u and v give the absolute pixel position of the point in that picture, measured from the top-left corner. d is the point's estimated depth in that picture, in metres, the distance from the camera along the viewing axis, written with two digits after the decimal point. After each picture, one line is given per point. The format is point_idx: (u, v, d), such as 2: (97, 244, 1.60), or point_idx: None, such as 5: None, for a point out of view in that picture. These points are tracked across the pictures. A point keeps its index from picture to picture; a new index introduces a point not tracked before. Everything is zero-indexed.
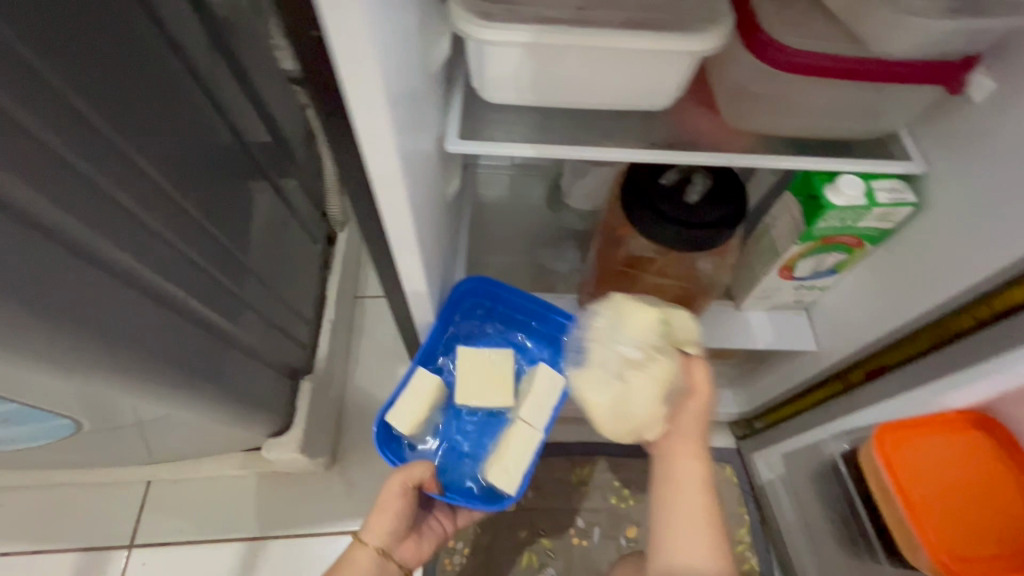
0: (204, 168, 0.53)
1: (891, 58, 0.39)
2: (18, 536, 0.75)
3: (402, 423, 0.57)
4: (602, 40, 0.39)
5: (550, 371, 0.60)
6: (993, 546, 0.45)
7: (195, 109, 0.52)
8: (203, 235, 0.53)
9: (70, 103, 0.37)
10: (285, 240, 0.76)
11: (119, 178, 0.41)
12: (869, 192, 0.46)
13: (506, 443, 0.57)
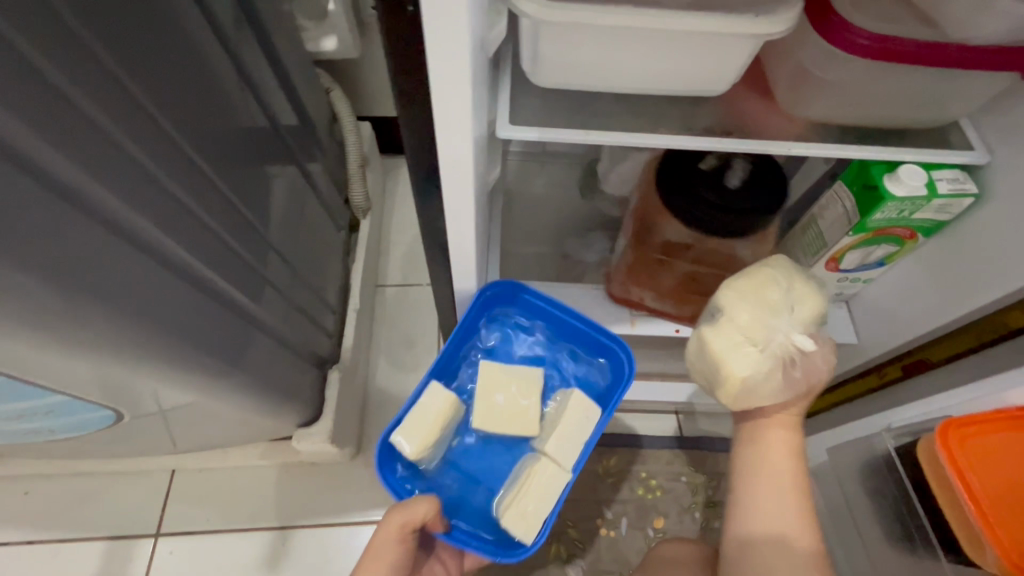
0: (224, 148, 0.52)
1: (967, 44, 0.37)
2: (44, 524, 0.74)
3: (409, 444, 0.54)
4: (666, 22, 0.37)
5: (582, 401, 0.57)
6: None
7: (214, 86, 0.51)
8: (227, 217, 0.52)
9: (79, 76, 0.35)
10: (309, 227, 0.75)
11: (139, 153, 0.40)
12: (929, 182, 0.45)
13: (530, 480, 0.55)
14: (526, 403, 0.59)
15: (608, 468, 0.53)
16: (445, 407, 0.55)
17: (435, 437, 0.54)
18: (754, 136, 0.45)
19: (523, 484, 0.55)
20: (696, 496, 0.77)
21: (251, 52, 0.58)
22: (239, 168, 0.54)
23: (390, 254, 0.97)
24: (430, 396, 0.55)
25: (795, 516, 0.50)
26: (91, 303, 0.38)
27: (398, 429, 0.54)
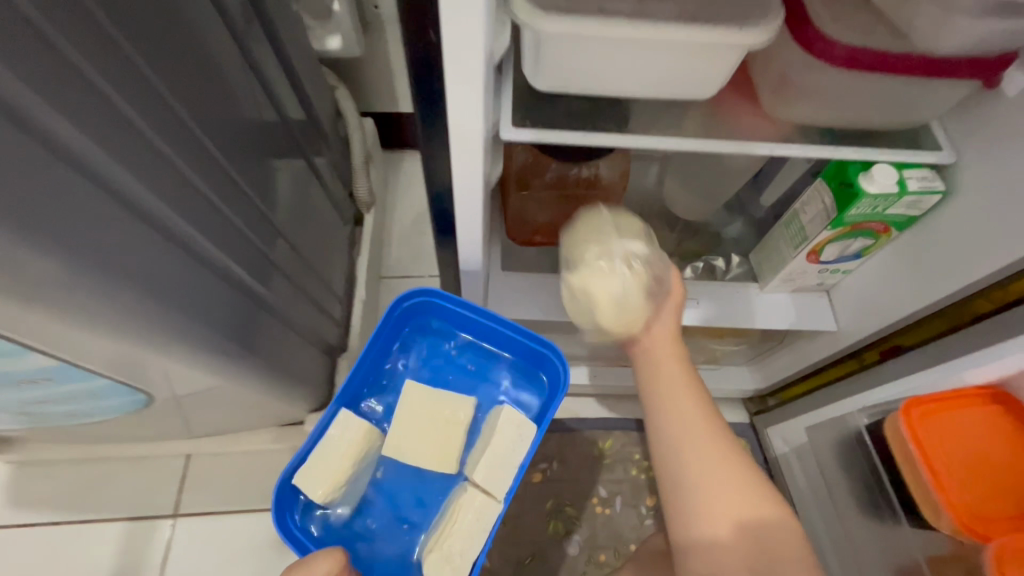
0: (232, 145, 0.54)
1: (932, 54, 0.41)
2: (65, 507, 0.78)
3: (309, 485, 0.53)
4: (657, 32, 0.40)
5: (511, 426, 0.54)
6: (1010, 508, 0.46)
7: (224, 85, 0.53)
8: (235, 205, 0.55)
9: (96, 85, 0.37)
10: (314, 218, 0.77)
11: (149, 150, 0.42)
12: (900, 181, 0.49)
13: (457, 515, 0.52)
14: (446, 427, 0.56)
15: (528, 505, 0.49)
16: (348, 438, 0.54)
17: (344, 471, 0.53)
18: (741, 136, 0.49)
19: (448, 522, 0.52)
20: None
21: (262, 53, 0.61)
22: (248, 161, 0.57)
23: (392, 247, 1.00)
24: (335, 429, 0.54)
25: (703, 425, 0.50)
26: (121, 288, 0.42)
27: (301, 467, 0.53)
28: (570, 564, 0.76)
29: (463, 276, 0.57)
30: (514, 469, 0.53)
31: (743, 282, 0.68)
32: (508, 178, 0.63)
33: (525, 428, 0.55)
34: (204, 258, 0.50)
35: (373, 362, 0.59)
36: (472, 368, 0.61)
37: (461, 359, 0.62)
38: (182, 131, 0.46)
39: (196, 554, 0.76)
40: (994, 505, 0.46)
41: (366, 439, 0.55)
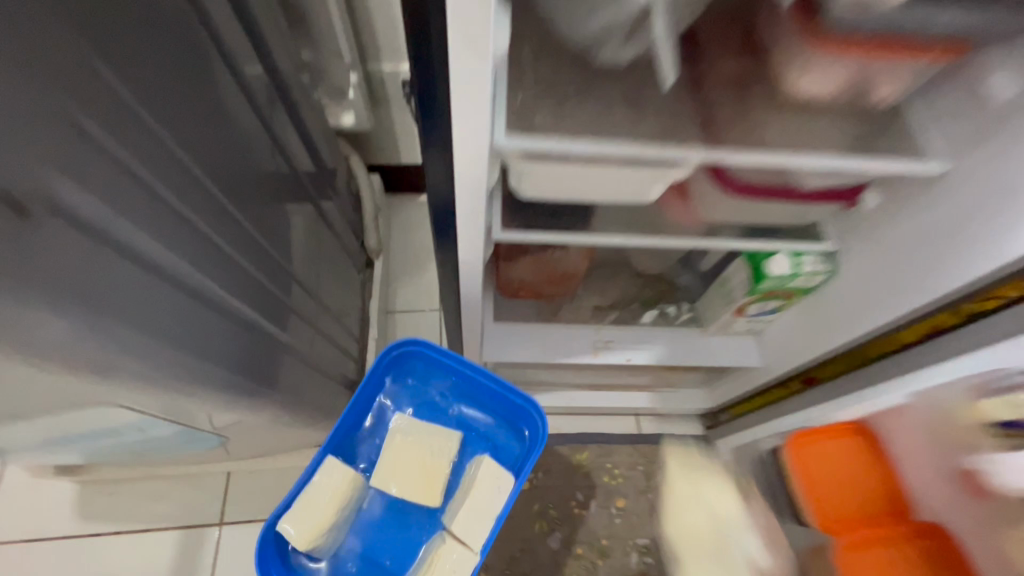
0: (272, 228, 0.68)
1: (803, 185, 0.56)
2: (126, 518, 0.92)
3: (295, 532, 0.60)
4: (605, 174, 0.55)
5: (484, 480, 0.66)
6: (866, 508, 0.66)
7: (264, 176, 0.66)
8: (271, 264, 0.67)
9: (202, 230, 0.50)
10: (327, 261, 0.90)
11: (230, 253, 0.55)
12: (797, 264, 0.64)
13: (437, 561, 0.64)
14: (430, 467, 0.68)
15: (496, 559, 0.60)
16: (334, 486, 0.63)
17: (330, 515, 0.62)
18: (675, 234, 0.65)
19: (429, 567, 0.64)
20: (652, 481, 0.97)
21: (285, 133, 0.74)
22: (282, 238, 0.71)
23: (396, 284, 1.15)
24: (322, 477, 0.63)
25: None
26: (215, 368, 0.55)
27: (289, 512, 0.61)
28: (554, 559, 0.91)
29: (465, 310, 0.73)
30: (488, 522, 0.64)
31: (690, 327, 0.84)
32: (498, 252, 0.74)
33: (499, 480, 0.66)
34: (262, 329, 0.65)
35: (361, 406, 0.71)
36: (453, 411, 0.74)
37: (442, 403, 0.75)
38: (245, 234, 0.60)
39: (241, 555, 0.91)
40: (853, 510, 0.66)
41: (350, 487, 0.64)
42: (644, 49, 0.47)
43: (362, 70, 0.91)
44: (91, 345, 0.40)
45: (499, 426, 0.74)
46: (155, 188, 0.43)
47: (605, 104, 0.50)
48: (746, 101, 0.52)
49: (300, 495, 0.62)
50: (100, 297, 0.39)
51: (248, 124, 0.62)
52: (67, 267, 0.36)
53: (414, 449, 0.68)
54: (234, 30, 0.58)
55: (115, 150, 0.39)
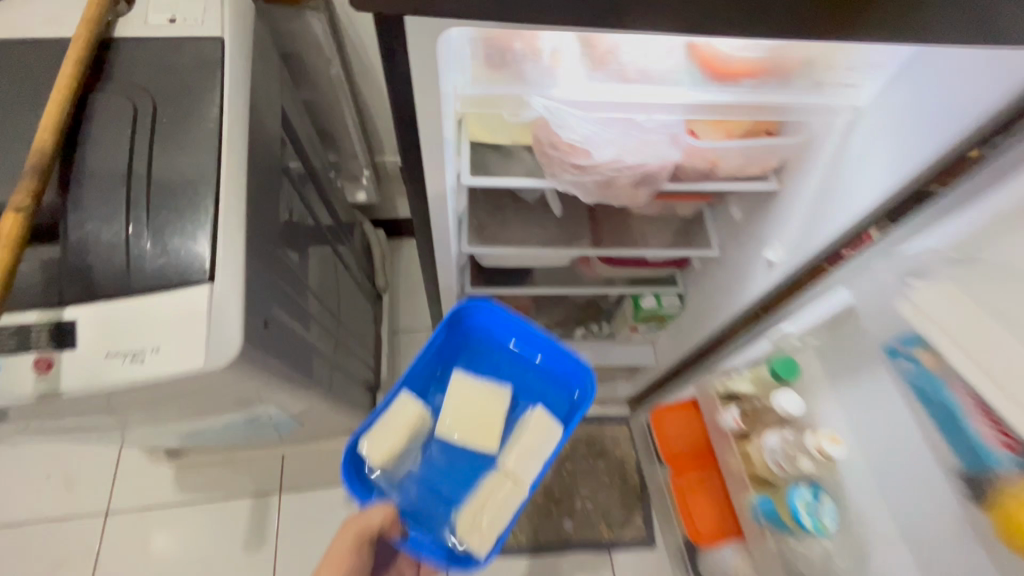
0: (327, 288, 1.01)
1: (649, 258, 0.93)
2: (212, 490, 1.26)
3: (371, 452, 0.69)
4: (527, 258, 0.90)
5: (540, 426, 0.72)
6: (695, 459, 0.89)
7: (320, 258, 0.98)
8: (330, 314, 0.99)
9: (309, 309, 0.82)
10: (356, 301, 1.23)
11: (316, 318, 0.87)
12: (658, 300, 1.01)
13: (492, 491, 0.70)
14: (489, 413, 0.74)
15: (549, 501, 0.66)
16: (404, 419, 0.70)
17: (398, 444, 0.69)
18: (582, 285, 1.01)
19: (484, 498, 0.70)
20: (592, 448, 1.33)
21: (324, 219, 1.04)
22: (332, 293, 1.04)
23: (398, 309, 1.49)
24: (392, 411, 0.70)
25: None
26: (315, 393, 0.88)
27: (366, 435, 0.69)
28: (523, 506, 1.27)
29: None
30: (541, 463, 0.71)
31: (607, 338, 1.20)
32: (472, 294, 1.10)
33: (555, 429, 0.72)
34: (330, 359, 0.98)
35: (431, 357, 0.77)
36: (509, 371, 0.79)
37: (502, 362, 0.79)
38: (317, 300, 0.92)
39: (297, 513, 1.26)
40: (690, 462, 0.89)
41: (415, 422, 0.71)
42: (544, 194, 0.85)
43: (371, 162, 1.23)
44: (284, 393, 0.72)
45: (557, 390, 0.78)
46: (298, 298, 0.75)
47: (527, 225, 0.86)
48: (613, 214, 0.88)
49: (374, 424, 0.70)
50: (295, 363, 0.72)
51: (313, 229, 0.94)
52: (288, 350, 0.69)
53: (473, 397, 0.74)
54: (301, 171, 0.90)
55: (288, 284, 0.71)
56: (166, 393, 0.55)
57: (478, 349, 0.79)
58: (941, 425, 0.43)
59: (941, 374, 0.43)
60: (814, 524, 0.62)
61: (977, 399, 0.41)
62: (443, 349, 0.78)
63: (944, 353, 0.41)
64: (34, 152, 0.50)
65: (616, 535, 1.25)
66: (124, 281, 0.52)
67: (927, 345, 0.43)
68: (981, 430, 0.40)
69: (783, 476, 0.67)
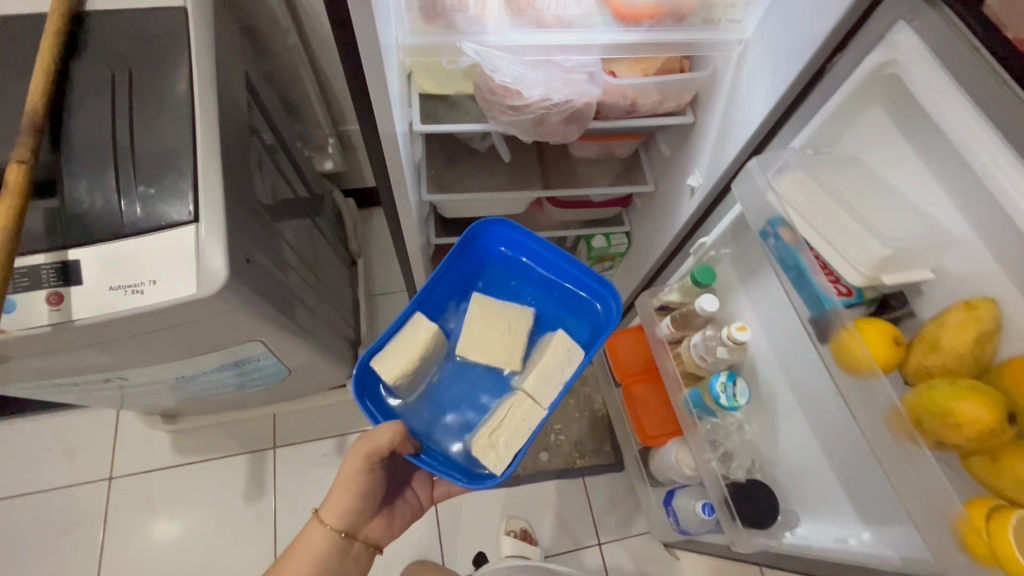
0: (303, 247, 1.08)
1: (595, 199, 1.02)
2: (209, 449, 1.35)
3: (386, 368, 0.77)
4: (484, 205, 1.00)
5: (559, 350, 0.79)
6: (642, 377, 1.00)
7: (295, 219, 1.05)
8: (307, 271, 1.07)
9: (287, 260, 0.90)
10: (332, 264, 1.31)
11: (294, 270, 0.95)
12: (608, 240, 1.11)
13: (513, 412, 0.77)
14: (509, 337, 0.83)
15: (561, 409, 0.73)
16: (422, 336, 0.77)
17: (412, 360, 0.77)
18: (538, 230, 1.11)
19: (505, 417, 0.77)
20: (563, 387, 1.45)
21: (295, 184, 1.11)
22: (308, 253, 1.11)
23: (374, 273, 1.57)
24: (409, 330, 0.79)
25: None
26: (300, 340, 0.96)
27: (382, 354, 0.77)
28: None
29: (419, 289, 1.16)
30: (558, 384, 0.78)
31: None
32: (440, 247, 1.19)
33: (572, 353, 0.80)
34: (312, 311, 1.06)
35: (448, 285, 0.86)
36: (529, 298, 0.88)
37: (521, 291, 0.88)
38: (294, 256, 1.00)
39: (291, 465, 1.35)
40: (638, 379, 1.00)
41: (432, 341, 0.78)
42: (494, 143, 0.93)
43: (336, 131, 1.29)
44: (269, 333, 0.81)
45: (571, 314, 0.87)
46: (275, 249, 0.83)
47: (482, 174, 0.95)
48: (559, 159, 0.97)
49: (390, 342, 0.78)
50: (279, 305, 0.80)
51: (286, 192, 1.01)
52: (270, 291, 0.77)
53: (496, 322, 0.83)
54: (271, 136, 0.97)
55: (265, 234, 0.78)
56: (164, 323, 0.63)
57: (493, 277, 0.88)
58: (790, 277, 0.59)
59: (795, 244, 0.57)
60: (730, 401, 0.75)
61: (818, 259, 0.57)
62: (460, 276, 0.87)
63: (796, 228, 0.56)
64: (28, 113, 0.56)
65: (586, 462, 1.38)
66: (118, 225, 0.60)
67: (789, 224, 0.56)
68: (823, 281, 0.56)
69: (708, 366, 0.78)
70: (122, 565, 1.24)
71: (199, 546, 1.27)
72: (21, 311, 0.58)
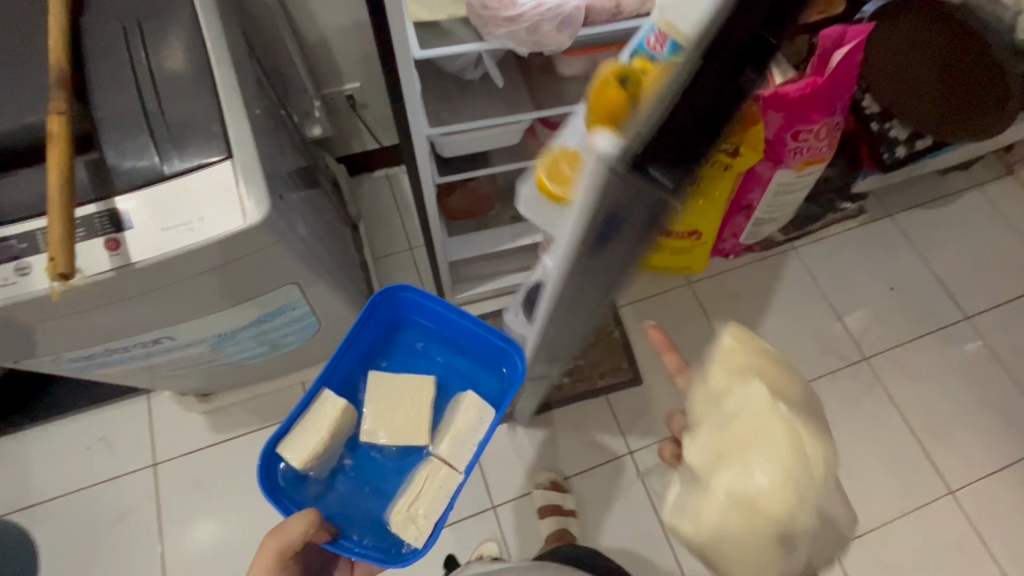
0: (312, 204, 1.11)
1: None
2: (246, 424, 1.39)
3: (296, 454, 1.02)
4: (482, 136, 1.03)
5: (459, 431, 1.08)
6: None
7: (302, 179, 1.08)
8: (321, 228, 1.10)
9: (303, 212, 0.93)
10: (339, 227, 1.33)
11: (310, 224, 0.98)
12: None
13: (427, 484, 1.07)
14: (415, 411, 1.13)
15: (470, 474, 1.02)
16: (328, 419, 1.03)
17: (318, 444, 1.02)
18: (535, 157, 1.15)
19: (420, 490, 1.07)
20: None
21: (296, 146, 1.13)
22: (318, 212, 1.14)
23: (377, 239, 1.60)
24: (316, 415, 1.04)
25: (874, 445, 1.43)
26: (333, 287, 1.00)
27: (290, 444, 1.01)
28: None
29: (431, 236, 1.19)
30: (462, 455, 1.07)
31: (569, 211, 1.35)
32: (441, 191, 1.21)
33: (470, 432, 1.08)
34: (335, 264, 1.10)
35: (355, 363, 1.13)
36: (437, 360, 1.19)
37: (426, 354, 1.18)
38: (309, 212, 1.03)
39: None
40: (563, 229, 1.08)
41: (337, 420, 1.04)
42: (487, 71, 0.97)
43: (321, 96, 1.31)
44: (306, 275, 0.85)
45: (472, 369, 1.19)
46: (294, 199, 0.86)
47: (478, 103, 0.98)
48: (548, 81, 1.01)
49: (295, 431, 1.02)
50: (310, 248, 0.84)
51: (291, 150, 1.04)
52: (301, 234, 0.80)
53: (405, 395, 1.13)
54: (270, 95, 0.99)
55: (286, 179, 0.81)
56: (213, 261, 0.67)
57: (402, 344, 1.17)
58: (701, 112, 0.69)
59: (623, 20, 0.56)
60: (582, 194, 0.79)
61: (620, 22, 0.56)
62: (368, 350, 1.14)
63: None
64: (53, 74, 0.59)
65: (608, 381, 1.46)
66: (155, 169, 0.62)
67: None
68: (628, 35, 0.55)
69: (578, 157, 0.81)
70: (178, 540, 1.29)
71: (251, 513, 1.31)
72: (84, 260, 0.61)
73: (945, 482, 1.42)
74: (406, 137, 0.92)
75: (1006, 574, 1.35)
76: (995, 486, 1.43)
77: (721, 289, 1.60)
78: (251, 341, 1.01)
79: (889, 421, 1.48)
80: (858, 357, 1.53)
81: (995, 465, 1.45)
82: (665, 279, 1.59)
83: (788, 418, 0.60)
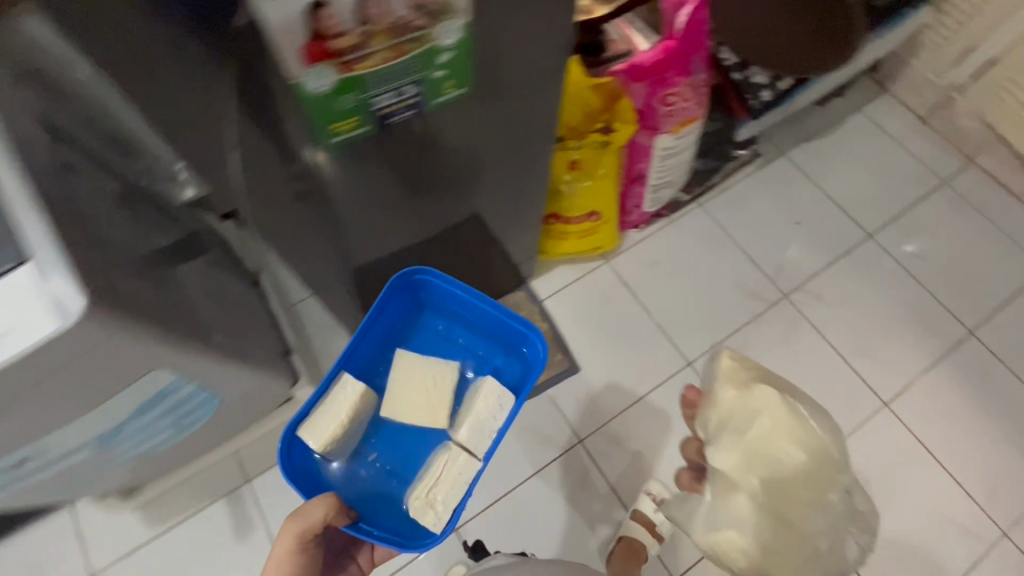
0: (195, 270, 1.05)
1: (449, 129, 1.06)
2: (185, 508, 1.32)
3: (316, 436, 1.03)
4: None
5: (485, 409, 1.09)
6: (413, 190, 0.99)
7: (177, 246, 1.02)
8: (209, 293, 1.05)
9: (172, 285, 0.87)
10: (239, 285, 1.27)
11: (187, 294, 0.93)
12: None
13: (447, 469, 1.06)
14: (435, 397, 1.14)
15: (490, 460, 1.04)
16: (348, 402, 1.04)
17: (337, 428, 1.03)
18: None
19: (442, 474, 1.07)
20: None
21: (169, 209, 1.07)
22: (206, 277, 1.08)
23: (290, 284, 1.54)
24: (336, 396, 1.05)
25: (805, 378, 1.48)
26: (226, 356, 0.95)
27: (308, 426, 1.03)
28: None
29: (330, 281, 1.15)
30: (485, 438, 1.09)
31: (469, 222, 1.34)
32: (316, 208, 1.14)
33: (496, 411, 1.10)
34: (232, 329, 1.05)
35: (377, 344, 1.18)
36: (459, 340, 1.24)
37: (449, 335, 1.24)
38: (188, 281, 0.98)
39: (272, 490, 1.35)
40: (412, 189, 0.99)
41: (358, 402, 1.05)
42: None
43: None
44: (176, 357, 0.80)
45: (492, 352, 1.24)
46: (151, 277, 0.80)
47: None
48: None
49: (312, 413, 1.03)
50: (175, 328, 0.79)
51: (156, 219, 0.97)
52: (156, 317, 0.75)
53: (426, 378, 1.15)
54: (116, 169, 0.92)
55: (132, 262, 0.76)
56: (44, 371, 0.62)
57: (427, 324, 1.23)
58: (449, 71, 0.70)
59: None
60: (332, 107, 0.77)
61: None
62: (391, 331, 1.19)
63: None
64: None
65: (546, 376, 1.47)
66: None
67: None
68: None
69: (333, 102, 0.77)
70: None
71: None
72: None
73: (878, 397, 1.48)
74: (263, 188, 0.88)
75: (946, 468, 1.43)
76: (924, 389, 1.50)
77: (640, 260, 1.61)
78: (147, 432, 0.95)
79: (817, 351, 1.53)
80: (778, 297, 1.58)
81: (921, 369, 1.51)
82: (584, 263, 1.59)
83: (791, 415, 1.06)
